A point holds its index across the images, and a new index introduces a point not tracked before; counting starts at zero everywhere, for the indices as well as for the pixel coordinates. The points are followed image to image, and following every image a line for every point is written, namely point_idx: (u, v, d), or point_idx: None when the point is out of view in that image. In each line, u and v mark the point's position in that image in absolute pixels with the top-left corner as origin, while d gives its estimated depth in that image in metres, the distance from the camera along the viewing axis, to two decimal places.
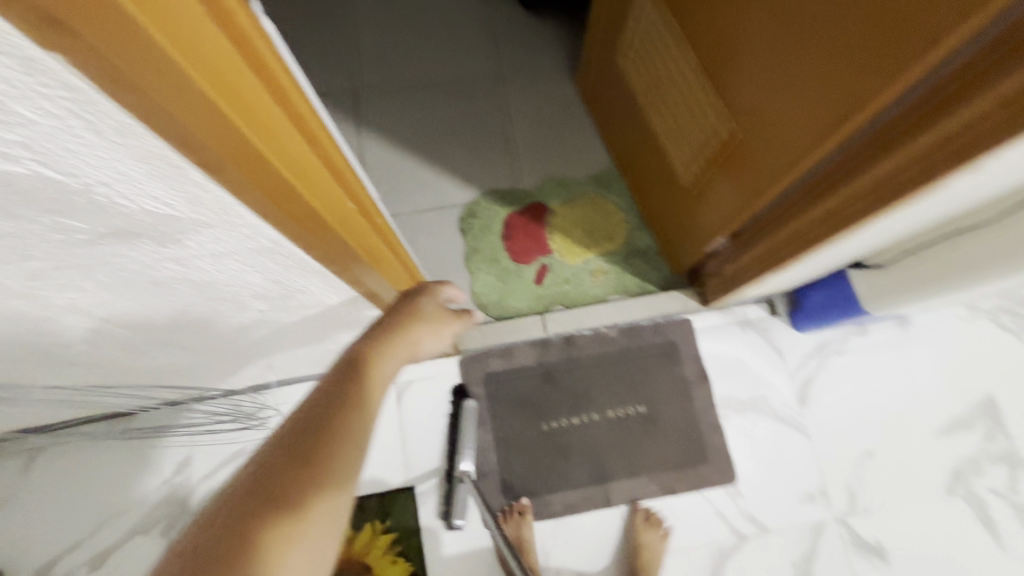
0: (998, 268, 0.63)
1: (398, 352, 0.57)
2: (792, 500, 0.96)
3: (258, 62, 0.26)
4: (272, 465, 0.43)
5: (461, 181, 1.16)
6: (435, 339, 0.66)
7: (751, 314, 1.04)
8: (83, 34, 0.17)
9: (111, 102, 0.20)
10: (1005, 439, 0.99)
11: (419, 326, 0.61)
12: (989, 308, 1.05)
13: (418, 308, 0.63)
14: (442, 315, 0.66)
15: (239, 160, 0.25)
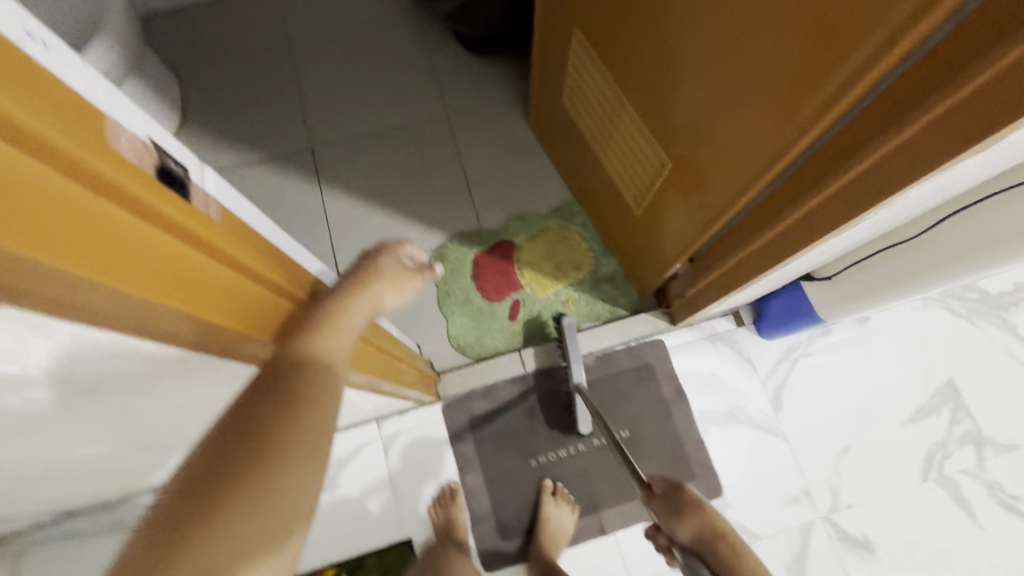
0: (923, 278, 0.73)
1: (352, 315, 0.45)
2: (779, 505, 0.99)
3: (238, 263, 0.31)
4: (232, 428, 0.35)
5: (427, 226, 1.18)
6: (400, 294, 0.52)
7: (720, 328, 1.09)
8: (107, 306, 0.23)
9: (99, 333, 0.24)
10: (969, 420, 1.04)
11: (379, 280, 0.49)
12: (939, 296, 1.11)
13: (371, 267, 0.50)
14: (404, 270, 0.53)
15: (206, 336, 0.30)
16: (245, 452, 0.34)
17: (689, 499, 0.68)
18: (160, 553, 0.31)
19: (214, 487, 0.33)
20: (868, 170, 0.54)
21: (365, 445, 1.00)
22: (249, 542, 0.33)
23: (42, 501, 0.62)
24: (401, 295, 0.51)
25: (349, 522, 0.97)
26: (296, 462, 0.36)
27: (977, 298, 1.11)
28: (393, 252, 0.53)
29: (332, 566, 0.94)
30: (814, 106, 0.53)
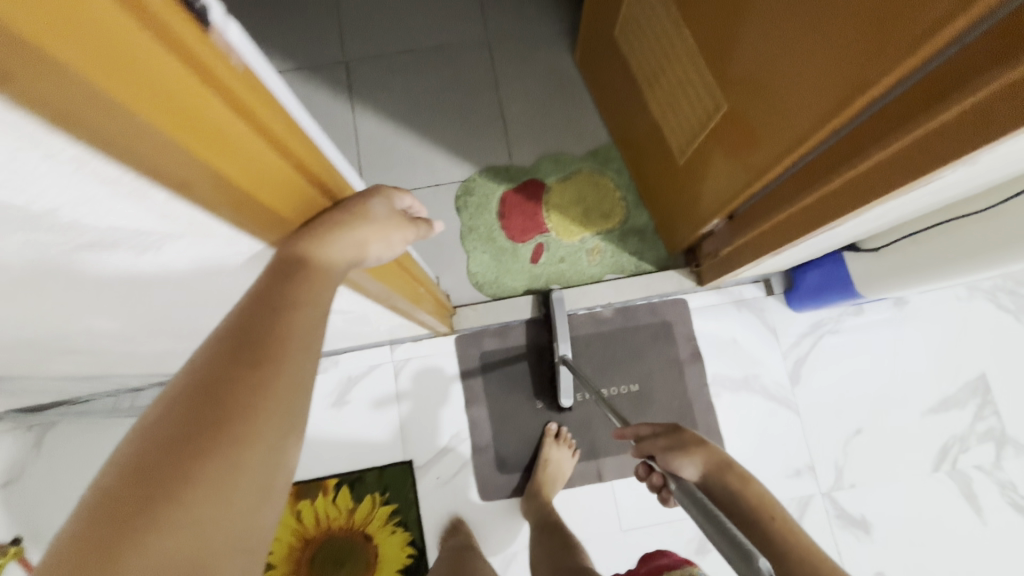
0: (982, 257, 0.68)
1: (341, 262, 0.41)
2: (782, 475, 0.98)
3: (247, 110, 0.29)
4: (196, 391, 0.34)
5: (456, 157, 1.14)
6: (383, 247, 0.48)
7: (747, 294, 1.05)
8: (90, 124, 0.20)
9: (97, 159, 0.22)
10: (994, 417, 1.00)
11: (366, 227, 0.44)
12: (986, 288, 1.05)
13: (367, 202, 0.46)
14: (398, 219, 0.49)
15: (216, 189, 0.28)
16: (213, 415, 0.33)
17: (678, 433, 0.65)
18: (123, 522, 0.29)
19: (181, 453, 0.32)
20: (952, 123, 0.46)
21: (374, 366, 1.02)
22: (223, 507, 0.32)
23: (61, 373, 0.65)
24: (392, 245, 0.48)
25: (353, 437, 0.99)
26: (264, 425, 0.34)
27: None
28: (388, 197, 0.49)
29: (334, 476, 0.97)
30: (901, 41, 0.45)
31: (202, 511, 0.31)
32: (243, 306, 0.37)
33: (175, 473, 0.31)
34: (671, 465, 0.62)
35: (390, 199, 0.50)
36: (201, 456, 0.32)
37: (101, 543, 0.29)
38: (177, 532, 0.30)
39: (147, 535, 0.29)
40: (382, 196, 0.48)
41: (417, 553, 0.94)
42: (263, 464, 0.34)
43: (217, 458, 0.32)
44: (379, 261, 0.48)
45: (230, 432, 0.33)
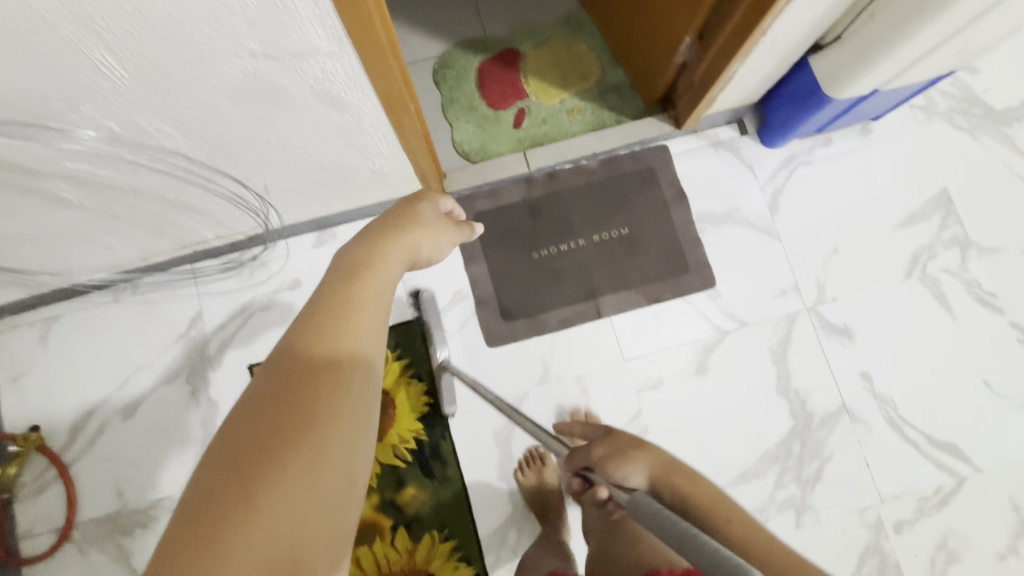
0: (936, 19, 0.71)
1: (398, 263, 0.56)
2: (768, 297, 1.04)
3: None
4: (286, 372, 0.44)
5: (430, 36, 1.16)
6: (436, 249, 0.64)
7: (723, 135, 1.09)
8: None
9: None
10: (958, 225, 1.07)
11: (420, 231, 0.61)
12: (943, 111, 1.12)
13: (417, 211, 0.63)
14: (444, 225, 0.66)
15: None
16: (300, 396, 0.42)
17: (616, 440, 0.67)
18: (234, 496, 0.38)
19: (278, 439, 0.40)
20: None
21: None
22: (316, 489, 0.40)
23: (67, 192, 0.67)
24: (439, 248, 0.64)
25: None
26: (344, 418, 0.43)
27: (981, 113, 1.11)
28: (431, 202, 0.66)
29: None
30: None
31: (299, 482, 0.39)
32: (316, 298, 0.49)
33: (272, 454, 0.40)
34: (613, 475, 0.62)
35: (434, 205, 0.67)
36: (294, 439, 0.40)
37: (220, 512, 0.37)
38: (280, 508, 0.38)
39: (256, 504, 0.38)
40: (428, 201, 0.66)
41: (432, 401, 0.99)
42: (350, 451, 0.42)
43: (314, 440, 0.41)
44: (428, 263, 0.64)
45: (317, 422, 0.42)
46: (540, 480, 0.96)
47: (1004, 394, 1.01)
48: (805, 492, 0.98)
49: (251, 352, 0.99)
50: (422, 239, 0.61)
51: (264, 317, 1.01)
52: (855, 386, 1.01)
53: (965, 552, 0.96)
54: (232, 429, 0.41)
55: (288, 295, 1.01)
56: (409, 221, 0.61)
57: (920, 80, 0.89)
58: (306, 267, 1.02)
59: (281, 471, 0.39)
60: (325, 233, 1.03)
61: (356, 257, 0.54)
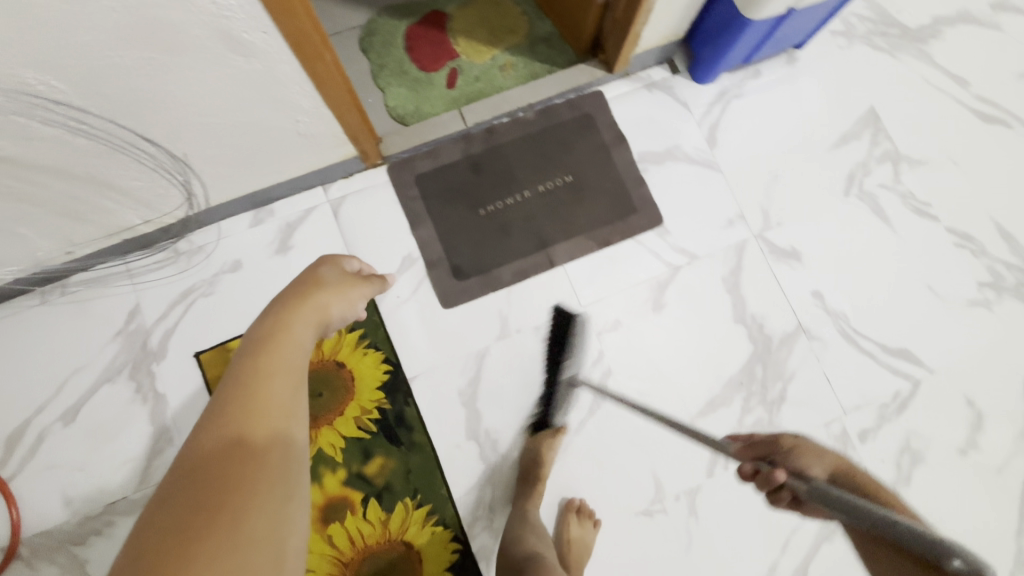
0: None
1: (304, 329, 0.63)
2: (716, 229, 1.05)
3: None
4: (211, 435, 0.47)
5: (353, 5, 1.14)
6: (345, 306, 0.74)
7: (654, 76, 1.11)
8: None
9: None
10: (888, 141, 1.11)
11: (324, 293, 0.69)
12: (862, 34, 1.15)
13: (321, 276, 0.72)
14: (350, 284, 0.76)
15: None
16: (223, 458, 0.45)
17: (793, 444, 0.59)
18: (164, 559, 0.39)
19: (206, 500, 0.42)
20: None
21: (313, 209, 1.02)
22: (248, 543, 0.42)
23: None
24: (348, 307, 0.74)
25: None
26: (271, 472, 0.46)
27: (897, 33, 1.15)
28: (342, 263, 0.78)
29: None
30: None
31: (233, 539, 0.41)
32: (231, 370, 0.55)
33: (201, 513, 0.42)
34: (797, 466, 0.55)
35: (342, 267, 0.78)
36: (224, 493, 0.43)
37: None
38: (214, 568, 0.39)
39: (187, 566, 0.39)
40: (334, 264, 0.76)
41: (393, 367, 0.97)
42: (280, 504, 0.45)
43: (242, 497, 0.43)
44: (340, 321, 0.72)
45: (242, 477, 0.45)
46: (536, 451, 0.94)
47: (948, 297, 1.05)
48: (771, 414, 0.99)
49: (197, 340, 0.95)
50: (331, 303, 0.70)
51: (207, 303, 0.97)
52: (808, 306, 1.03)
53: (928, 451, 0.99)
54: (167, 495, 0.44)
55: (230, 278, 0.97)
56: (316, 288, 0.69)
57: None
58: (246, 247, 0.99)
59: (218, 527, 0.41)
60: (263, 210, 1.00)
61: (263, 330, 0.61)
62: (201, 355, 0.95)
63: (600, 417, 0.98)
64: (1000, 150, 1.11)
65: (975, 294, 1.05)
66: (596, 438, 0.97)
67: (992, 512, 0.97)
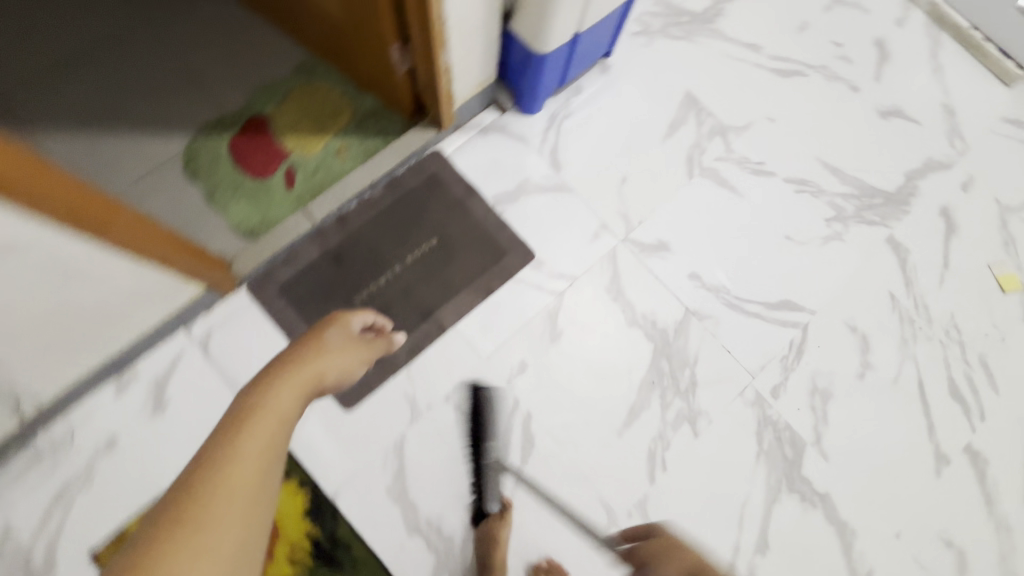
0: None
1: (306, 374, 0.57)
2: (586, 245, 1.09)
3: None
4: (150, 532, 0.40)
5: (166, 133, 1.10)
6: (357, 360, 0.70)
7: (485, 120, 1.14)
8: None
9: None
10: (711, 117, 1.19)
11: (331, 350, 0.65)
12: (658, 29, 1.24)
13: (327, 332, 0.71)
14: (353, 345, 0.71)
15: None
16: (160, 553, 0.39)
17: None
18: None
19: None
20: None
21: (179, 355, 0.95)
22: None
23: None
24: (346, 371, 0.66)
25: (192, 430, 0.93)
26: None
27: (687, 20, 1.26)
28: (345, 324, 0.75)
29: None
30: None
31: None
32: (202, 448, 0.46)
33: None
34: None
35: (346, 325, 0.75)
36: None
37: None
38: None
39: None
40: (338, 325, 0.73)
41: (311, 487, 0.93)
42: None
43: None
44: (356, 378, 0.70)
45: None
46: (490, 534, 0.90)
47: (804, 240, 1.13)
48: (689, 401, 1.02)
49: (88, 537, 0.86)
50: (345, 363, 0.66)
51: (87, 494, 0.88)
52: (690, 289, 1.08)
53: (833, 386, 1.05)
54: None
55: (106, 459, 0.89)
56: (318, 349, 0.65)
57: (607, 9, 0.97)
58: (116, 419, 0.91)
59: None
60: (124, 375, 0.93)
61: (252, 391, 0.53)
62: (96, 553, 0.86)
63: (533, 462, 0.97)
64: (805, 97, 1.23)
65: (826, 230, 1.14)
66: (535, 485, 0.96)
67: (902, 421, 1.04)
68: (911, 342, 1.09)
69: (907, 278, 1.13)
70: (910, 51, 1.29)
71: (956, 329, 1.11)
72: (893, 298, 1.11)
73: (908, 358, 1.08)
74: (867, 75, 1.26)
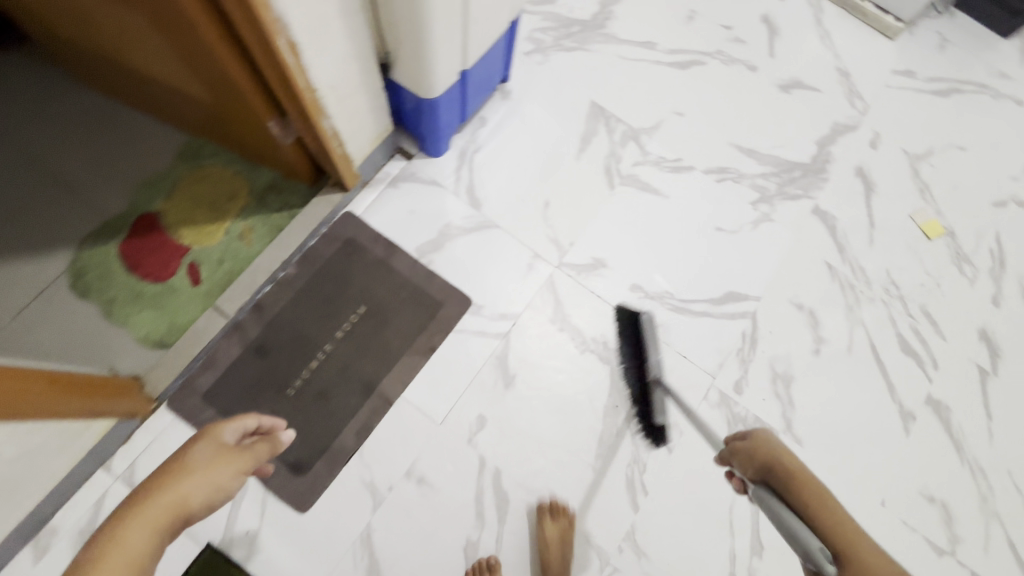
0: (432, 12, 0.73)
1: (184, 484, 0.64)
2: (521, 278, 1.05)
3: None
4: None
5: (46, 253, 1.00)
6: (224, 480, 0.67)
7: (393, 171, 1.09)
8: None
9: None
10: (621, 123, 1.18)
11: (214, 446, 0.70)
12: (551, 44, 1.22)
13: (189, 453, 0.68)
14: (218, 464, 0.68)
15: None
16: None
17: None
18: None
19: None
20: None
21: (102, 497, 0.86)
22: None
23: None
24: (219, 491, 0.66)
25: None
26: None
27: (578, 29, 1.24)
28: (217, 437, 0.72)
29: None
30: None
31: None
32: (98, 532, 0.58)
33: None
34: None
35: (217, 438, 0.71)
36: None
37: None
38: None
39: None
40: (209, 438, 0.71)
41: None
42: None
43: None
44: (222, 501, 0.67)
45: None
46: None
47: (735, 228, 1.13)
48: (657, 417, 0.99)
49: None
50: (182, 490, 0.63)
51: None
52: (634, 301, 1.06)
53: (792, 368, 1.05)
54: None
55: None
56: (180, 475, 0.65)
57: (492, 39, 0.94)
58: None
59: None
60: (43, 534, 0.83)
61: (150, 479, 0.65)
62: None
63: (512, 519, 0.92)
64: (708, 85, 1.23)
65: (754, 213, 1.14)
66: (519, 543, 0.91)
67: (863, 388, 1.05)
68: (856, 307, 1.10)
69: (839, 245, 1.14)
70: (796, 22, 1.31)
71: (894, 285, 1.13)
72: (830, 267, 1.12)
73: (856, 324, 1.09)
74: (761, 53, 1.27)
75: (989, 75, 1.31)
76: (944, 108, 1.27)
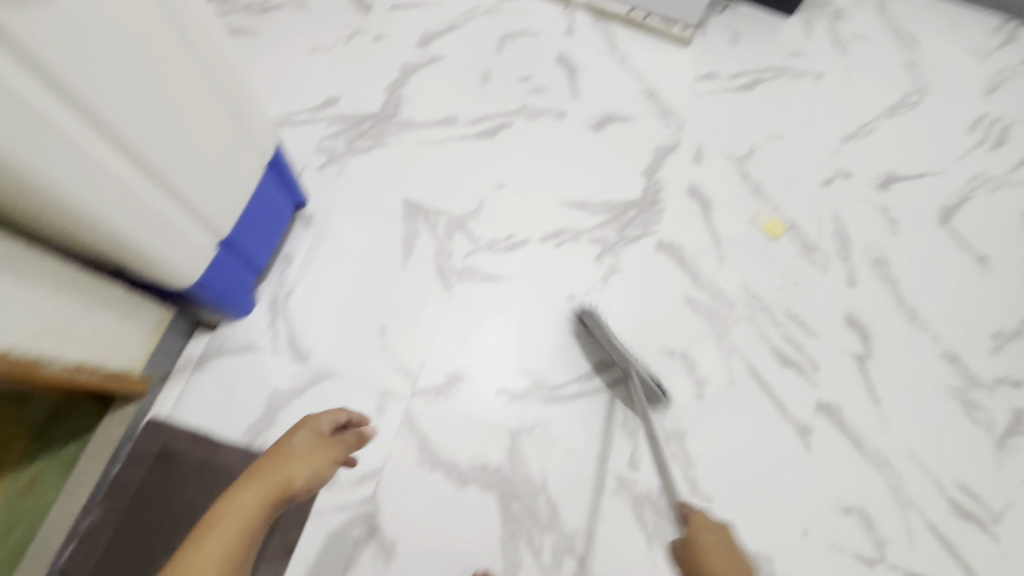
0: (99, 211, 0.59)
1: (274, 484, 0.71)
2: (374, 426, 0.94)
3: None
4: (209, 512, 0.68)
5: None
6: (319, 468, 0.77)
7: (195, 350, 0.95)
8: None
9: None
10: (440, 215, 1.09)
11: (306, 442, 0.78)
12: (343, 149, 1.12)
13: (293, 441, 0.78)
14: (319, 449, 0.78)
15: None
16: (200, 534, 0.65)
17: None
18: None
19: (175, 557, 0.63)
20: None
21: None
22: None
23: None
24: (313, 479, 0.75)
25: None
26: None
27: (370, 125, 1.14)
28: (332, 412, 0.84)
29: None
30: None
31: None
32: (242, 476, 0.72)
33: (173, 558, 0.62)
34: None
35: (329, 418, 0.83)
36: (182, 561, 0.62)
37: None
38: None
39: None
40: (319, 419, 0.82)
41: None
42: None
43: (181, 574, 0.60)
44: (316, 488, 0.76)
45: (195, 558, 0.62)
46: None
47: (586, 292, 1.07)
48: (559, 530, 0.91)
49: None
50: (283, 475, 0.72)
51: None
52: (503, 408, 0.97)
53: (681, 423, 1.00)
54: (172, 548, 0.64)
55: None
56: (279, 464, 0.73)
57: (243, 194, 0.82)
58: None
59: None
60: None
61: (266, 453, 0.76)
62: None
63: None
64: (520, 147, 1.17)
65: (601, 268, 1.09)
66: None
67: (755, 417, 1.01)
68: (726, 334, 1.07)
69: (693, 274, 1.11)
70: (592, 55, 1.27)
71: (756, 297, 1.10)
72: (690, 301, 1.08)
73: (730, 352, 1.05)
74: (565, 97, 1.22)
75: (785, 56, 1.33)
76: (752, 100, 1.28)
